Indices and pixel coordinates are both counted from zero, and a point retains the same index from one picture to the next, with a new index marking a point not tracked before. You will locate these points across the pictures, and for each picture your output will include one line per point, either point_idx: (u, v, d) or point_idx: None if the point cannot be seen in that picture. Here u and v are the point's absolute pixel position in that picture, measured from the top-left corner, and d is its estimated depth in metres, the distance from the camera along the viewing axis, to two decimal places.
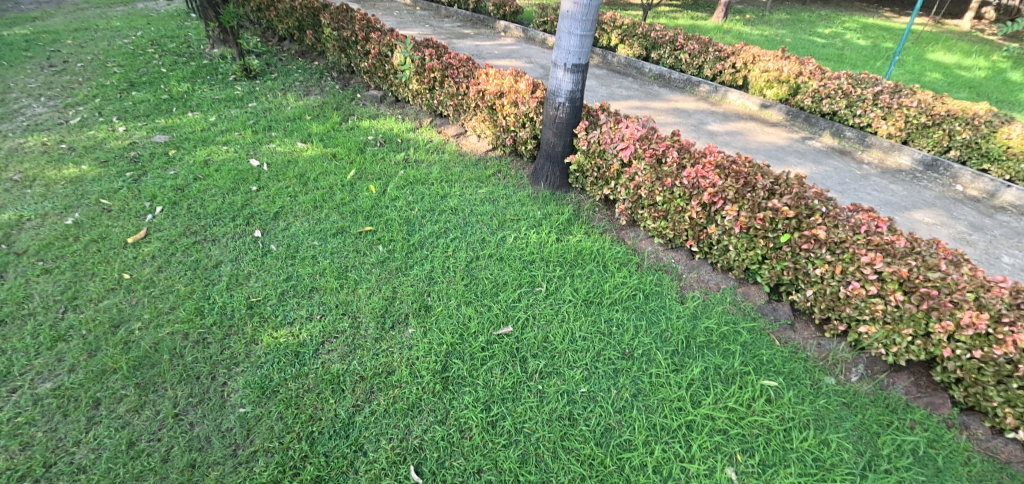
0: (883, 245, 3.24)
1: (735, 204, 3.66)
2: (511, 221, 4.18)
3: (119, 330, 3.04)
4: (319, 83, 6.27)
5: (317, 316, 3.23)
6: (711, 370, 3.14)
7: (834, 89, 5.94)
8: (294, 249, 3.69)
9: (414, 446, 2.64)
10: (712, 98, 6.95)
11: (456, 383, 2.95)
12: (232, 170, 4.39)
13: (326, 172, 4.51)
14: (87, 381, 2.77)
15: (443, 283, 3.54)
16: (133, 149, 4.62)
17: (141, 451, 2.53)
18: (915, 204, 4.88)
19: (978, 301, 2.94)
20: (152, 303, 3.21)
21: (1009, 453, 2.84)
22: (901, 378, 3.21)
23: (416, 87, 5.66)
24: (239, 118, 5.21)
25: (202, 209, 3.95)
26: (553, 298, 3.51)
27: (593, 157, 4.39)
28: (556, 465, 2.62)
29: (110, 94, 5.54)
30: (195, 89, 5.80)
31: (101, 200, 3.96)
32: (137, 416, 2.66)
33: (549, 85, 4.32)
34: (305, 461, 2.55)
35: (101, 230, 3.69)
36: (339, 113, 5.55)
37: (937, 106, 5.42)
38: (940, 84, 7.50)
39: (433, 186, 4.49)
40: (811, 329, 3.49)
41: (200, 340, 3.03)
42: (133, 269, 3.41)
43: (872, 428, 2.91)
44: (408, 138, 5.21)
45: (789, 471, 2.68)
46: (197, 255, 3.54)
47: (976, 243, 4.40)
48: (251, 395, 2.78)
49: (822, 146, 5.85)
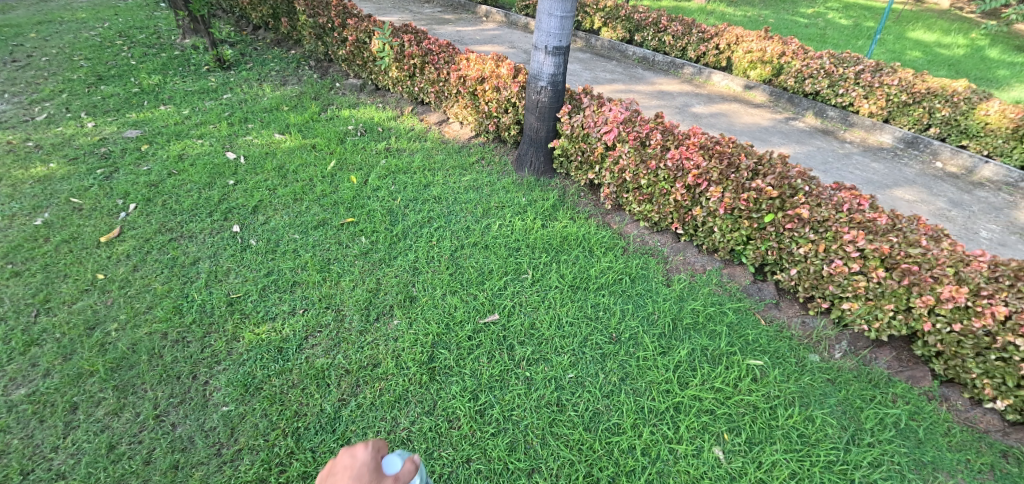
0: (865, 223, 3.26)
1: (719, 185, 3.65)
2: (495, 208, 4.14)
3: (94, 332, 2.98)
4: (297, 73, 6.13)
5: (300, 310, 3.18)
6: (697, 352, 3.15)
7: (817, 69, 5.94)
8: (274, 243, 3.62)
9: (402, 438, 2.63)
10: (696, 81, 6.92)
11: (443, 374, 2.93)
12: (208, 164, 4.30)
13: (305, 163, 4.42)
14: (64, 385, 2.72)
15: (428, 273, 3.50)
16: (103, 145, 4.50)
17: (122, 454, 2.49)
18: (896, 182, 4.92)
19: (957, 275, 2.98)
20: (128, 303, 3.14)
21: (987, 423, 2.90)
22: (883, 352, 3.24)
23: (397, 74, 5.56)
24: (214, 111, 5.08)
25: (178, 205, 3.87)
26: (539, 285, 3.50)
27: (577, 141, 4.36)
28: (545, 452, 2.62)
29: (78, 89, 5.38)
30: (167, 81, 5.65)
31: (71, 199, 3.86)
32: (117, 419, 2.62)
33: (530, 69, 4.26)
34: (291, 457, 2.53)
35: (72, 230, 3.59)
36: (317, 102, 5.44)
37: (918, 84, 5.44)
38: (920, 62, 7.54)
39: (416, 175, 4.43)
40: (795, 307, 3.51)
41: (180, 339, 2.98)
42: (107, 269, 3.34)
43: (855, 403, 2.95)
44: (389, 127, 5.13)
45: (774, 448, 2.71)
46: (174, 252, 3.46)
47: (955, 219, 4.44)
48: (234, 393, 2.74)
49: (806, 126, 5.85)
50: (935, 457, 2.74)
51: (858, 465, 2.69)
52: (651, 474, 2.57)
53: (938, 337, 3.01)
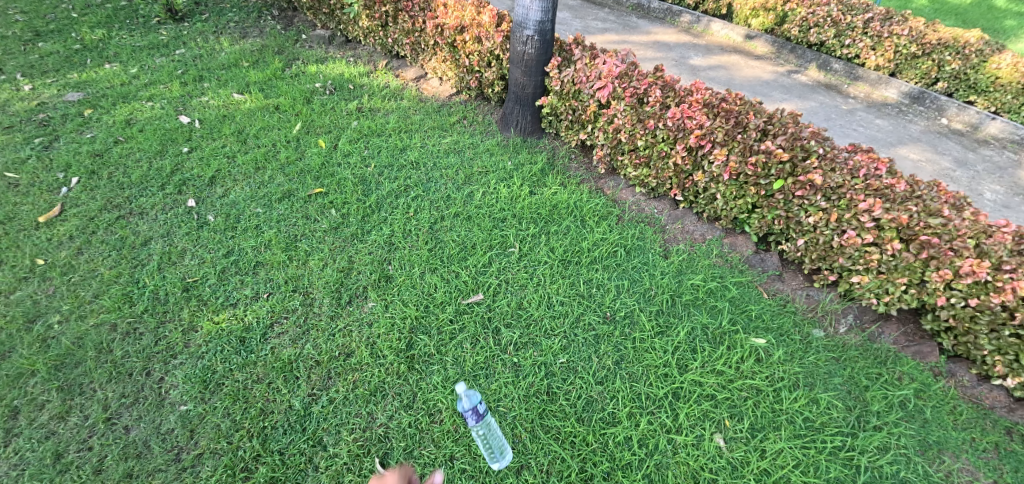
0: (882, 190, 3.00)
1: (724, 147, 3.35)
2: (478, 174, 3.81)
3: (35, 325, 2.68)
4: (258, 24, 5.59)
5: (264, 295, 2.90)
6: (698, 331, 2.94)
7: (823, 17, 5.50)
8: (234, 219, 3.29)
9: (379, 436, 2.41)
10: (695, 30, 6.46)
11: (423, 362, 2.68)
12: (159, 129, 3.89)
13: (268, 126, 4.03)
14: (1, 388, 2.44)
15: (405, 249, 3.21)
16: (41, 110, 4.06)
17: (69, 464, 2.25)
18: (901, 140, 4.64)
19: (978, 248, 2.76)
20: (72, 292, 2.83)
21: (993, 399, 2.76)
22: (891, 327, 3.06)
23: (367, 24, 5.07)
24: (165, 69, 4.61)
25: (126, 178, 3.49)
26: (526, 260, 3.22)
27: (567, 99, 3.99)
28: (535, 446, 2.43)
29: (12, 47, 4.84)
30: (112, 36, 5.11)
31: (6, 174, 3.47)
32: (63, 424, 2.36)
33: (515, 16, 3.82)
34: (257, 461, 2.30)
35: (8, 209, 3.23)
36: (281, 57, 4.96)
37: (929, 34, 5.07)
38: (927, 10, 7.10)
39: (391, 138, 4.06)
40: (799, 279, 3.30)
41: (131, 331, 2.69)
42: (47, 254, 3.00)
43: (862, 382, 2.78)
44: (361, 84, 4.69)
45: (779, 435, 2.54)
46: (122, 232, 3.13)
47: (959, 179, 4.21)
48: (193, 390, 2.49)
49: (809, 80, 5.50)
50: (942, 438, 2.60)
51: (865, 450, 2.54)
52: (649, 468, 2.39)
53: (951, 312, 2.82)
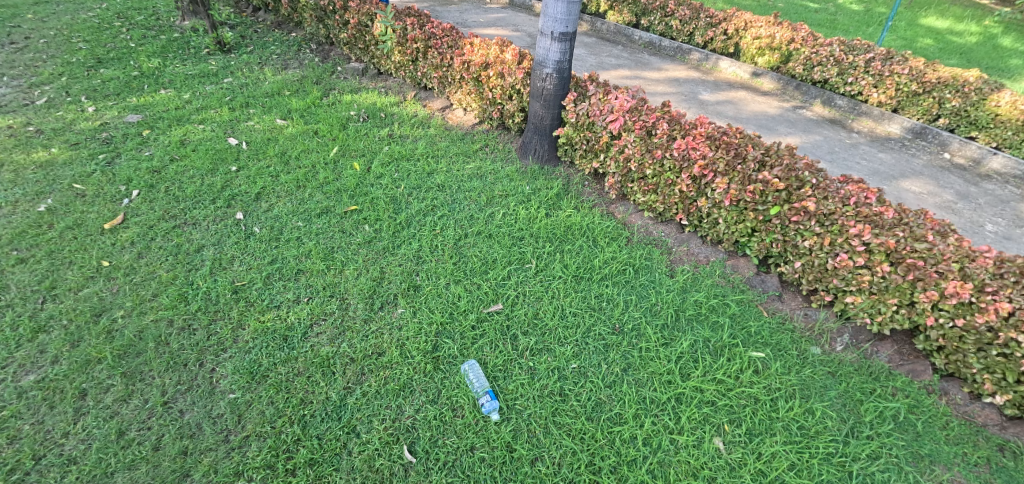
0: (871, 217, 3.26)
1: (725, 176, 3.63)
2: (499, 197, 4.12)
3: (101, 319, 2.99)
4: (298, 56, 6.07)
5: (304, 299, 3.20)
6: (700, 343, 3.17)
7: (826, 56, 5.84)
8: (277, 231, 3.62)
9: (406, 426, 2.66)
10: (704, 67, 6.83)
11: (447, 363, 2.95)
12: (210, 150, 4.29)
13: (308, 149, 4.41)
14: (72, 372, 2.73)
15: (432, 262, 3.50)
16: (104, 130, 4.48)
17: (131, 440, 2.51)
18: (903, 173, 4.87)
19: (962, 271, 2.98)
20: (134, 290, 3.15)
21: (985, 417, 2.91)
22: (885, 346, 3.24)
23: (399, 58, 5.50)
24: (215, 95, 5.05)
25: (181, 192, 3.86)
26: (543, 275, 3.50)
27: (582, 130, 4.32)
28: (548, 441, 2.66)
29: (77, 72, 5.33)
30: (167, 65, 5.59)
31: (74, 185, 3.85)
32: (126, 405, 2.64)
33: (536, 55, 4.20)
34: (298, 444, 2.56)
35: (76, 216, 3.59)
36: (319, 87, 5.39)
37: (929, 73, 5.37)
38: (931, 50, 7.40)
39: (419, 162, 4.41)
40: (798, 300, 3.52)
41: (186, 327, 2.99)
42: (112, 256, 3.34)
43: (856, 396, 2.96)
44: (391, 113, 5.09)
45: (775, 440, 2.73)
46: (178, 239, 3.47)
47: (961, 212, 4.40)
48: (240, 380, 2.76)
49: (814, 115, 5.80)
50: (933, 449, 2.75)
51: (857, 457, 2.71)
52: (652, 464, 2.60)
53: (940, 332, 3.01)
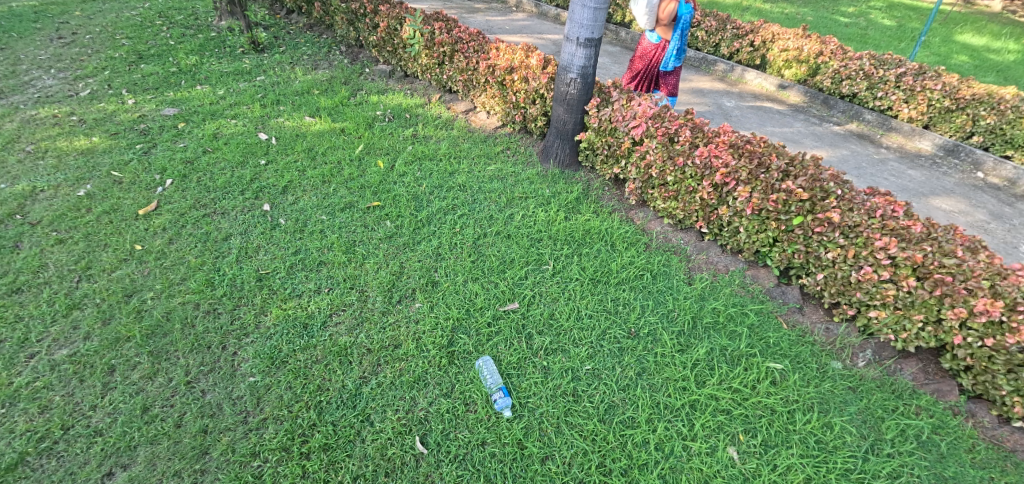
0: (898, 230, 3.21)
1: (748, 185, 3.62)
2: (519, 199, 4.15)
3: (131, 299, 3.10)
4: (328, 58, 6.24)
5: (325, 289, 3.27)
6: (716, 351, 3.14)
7: (855, 70, 5.77)
8: (302, 223, 3.71)
9: (419, 418, 2.69)
10: (729, 78, 6.80)
11: (462, 358, 2.98)
12: (241, 144, 4.43)
13: (334, 146, 4.52)
14: (103, 348, 2.83)
15: (450, 259, 3.55)
16: (142, 122, 4.65)
17: (155, 416, 2.59)
18: (933, 191, 4.77)
19: (993, 288, 2.91)
20: (164, 274, 3.26)
21: (1015, 442, 2.79)
22: (910, 364, 3.15)
23: (426, 61, 5.60)
24: (248, 92, 5.21)
25: (212, 183, 3.99)
26: (560, 277, 3.51)
27: (604, 135, 4.34)
28: (559, 440, 2.66)
29: (119, 67, 5.55)
30: (204, 62, 5.80)
31: (112, 173, 4.01)
32: (151, 383, 2.72)
33: (562, 60, 4.23)
34: (313, 429, 2.61)
35: (113, 202, 3.74)
36: (348, 87, 5.53)
37: (963, 90, 5.24)
38: (966, 67, 7.25)
39: (441, 163, 4.48)
40: (819, 313, 3.47)
41: (211, 310, 3.09)
42: (144, 241, 3.46)
43: (876, 413, 2.88)
44: (417, 114, 5.19)
45: (791, 452, 2.68)
46: (207, 227, 3.58)
47: (994, 232, 4.28)
48: (260, 364, 2.82)
49: (841, 129, 5.72)
50: (957, 472, 2.65)
51: (877, 474, 2.63)
52: (664, 469, 2.58)
53: (968, 351, 2.93)
